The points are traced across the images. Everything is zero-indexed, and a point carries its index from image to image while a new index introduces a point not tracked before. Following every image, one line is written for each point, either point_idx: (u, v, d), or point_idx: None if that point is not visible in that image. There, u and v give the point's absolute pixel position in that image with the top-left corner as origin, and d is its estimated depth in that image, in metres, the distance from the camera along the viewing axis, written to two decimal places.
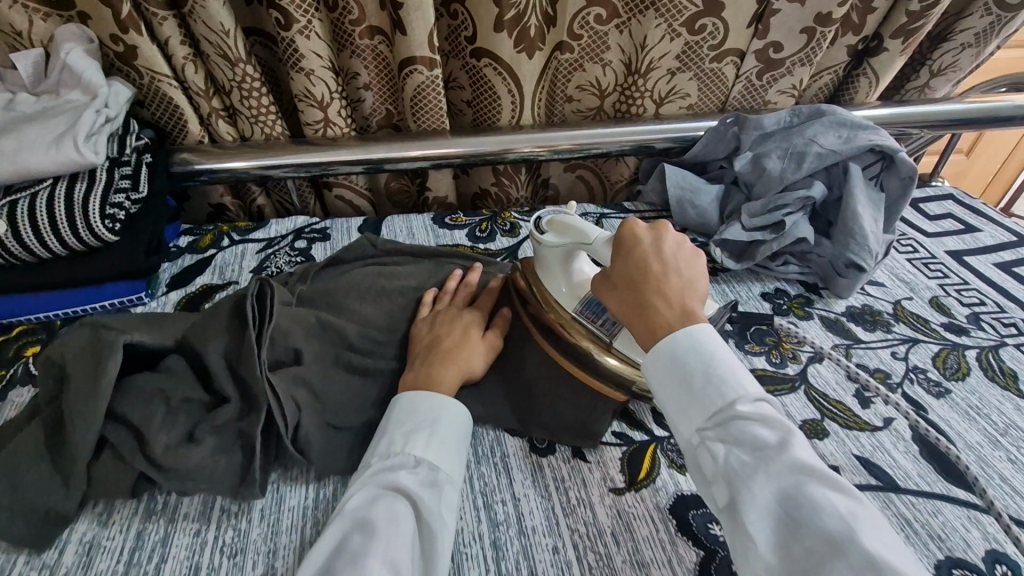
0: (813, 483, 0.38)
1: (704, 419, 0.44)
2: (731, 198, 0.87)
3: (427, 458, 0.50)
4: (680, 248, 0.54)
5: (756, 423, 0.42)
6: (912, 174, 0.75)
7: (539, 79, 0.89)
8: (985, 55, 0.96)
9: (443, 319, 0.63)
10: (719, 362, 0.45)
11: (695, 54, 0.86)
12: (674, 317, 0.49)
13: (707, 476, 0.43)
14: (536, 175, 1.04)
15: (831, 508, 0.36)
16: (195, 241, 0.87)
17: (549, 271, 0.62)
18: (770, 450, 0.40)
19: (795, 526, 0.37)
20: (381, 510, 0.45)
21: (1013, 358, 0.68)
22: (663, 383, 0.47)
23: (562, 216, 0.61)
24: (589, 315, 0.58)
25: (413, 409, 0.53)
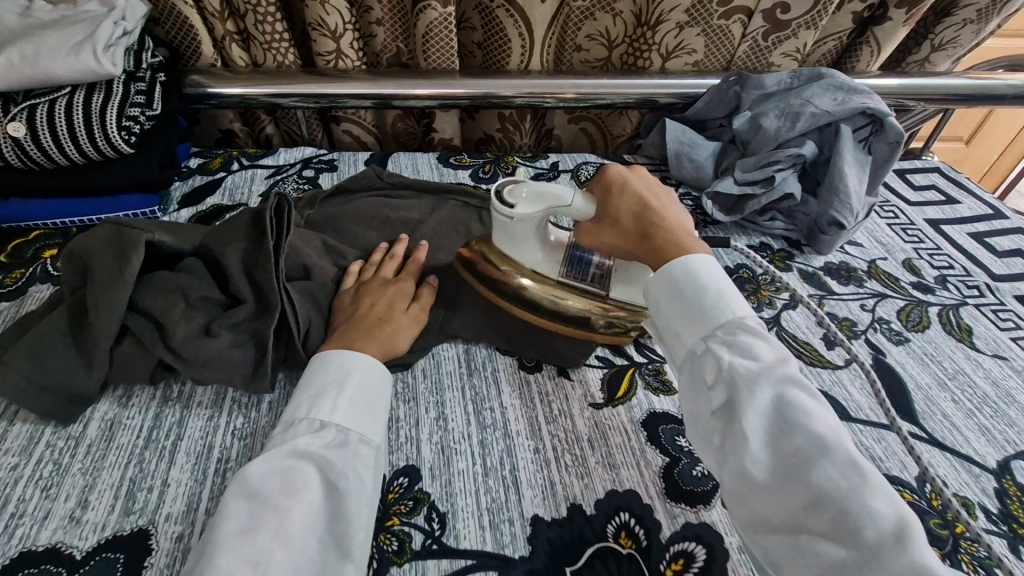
0: (800, 395, 0.45)
1: (711, 329, 0.49)
2: (726, 155, 0.90)
3: (336, 419, 0.50)
4: (660, 185, 0.61)
5: (757, 341, 0.47)
6: (899, 139, 0.78)
7: (549, 25, 0.90)
8: (987, 32, 0.98)
9: (371, 289, 0.62)
10: (724, 288, 0.50)
11: (704, 9, 0.88)
12: (678, 239, 0.55)
13: (707, 378, 0.48)
14: (541, 123, 1.06)
15: (818, 414, 0.43)
16: (205, 163, 0.89)
17: (524, 239, 0.63)
18: (772, 364, 0.46)
19: (788, 427, 0.43)
20: (282, 479, 0.45)
21: (971, 316, 0.73)
22: (670, 296, 0.52)
23: (528, 184, 0.60)
24: (576, 275, 0.63)
25: (322, 372, 0.53)
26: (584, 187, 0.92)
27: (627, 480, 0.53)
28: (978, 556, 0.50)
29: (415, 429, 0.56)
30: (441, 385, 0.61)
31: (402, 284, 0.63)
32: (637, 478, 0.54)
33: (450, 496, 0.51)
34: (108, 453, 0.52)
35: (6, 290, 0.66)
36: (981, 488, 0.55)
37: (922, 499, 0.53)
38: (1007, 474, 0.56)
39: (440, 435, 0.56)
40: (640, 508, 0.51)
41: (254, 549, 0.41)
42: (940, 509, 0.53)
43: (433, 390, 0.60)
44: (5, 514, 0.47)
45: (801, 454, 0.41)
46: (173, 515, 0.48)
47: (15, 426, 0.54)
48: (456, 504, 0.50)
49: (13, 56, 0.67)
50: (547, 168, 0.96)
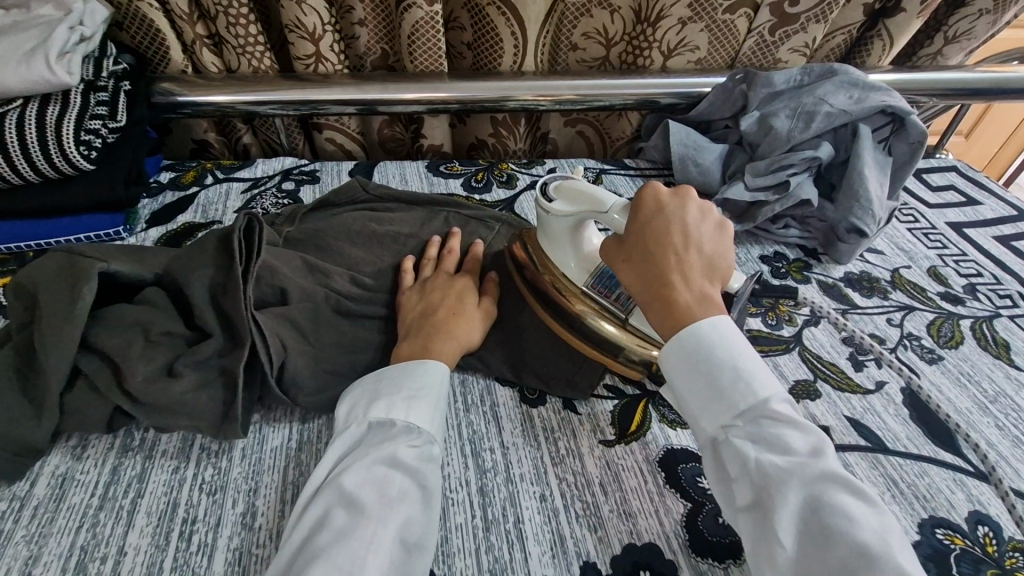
0: (845, 495, 0.37)
1: (732, 416, 0.42)
2: (734, 159, 0.85)
3: (428, 428, 0.48)
4: (703, 220, 0.51)
5: (788, 428, 0.40)
6: (921, 139, 0.73)
7: (544, 23, 0.84)
8: (1003, 23, 0.93)
9: (434, 287, 0.60)
10: (748, 360, 0.43)
11: (709, 3, 0.82)
12: (693, 298, 0.46)
13: (733, 472, 0.41)
14: (536, 127, 1.01)
15: (864, 522, 0.36)
16: (177, 177, 0.83)
17: (558, 242, 0.58)
18: (804, 458, 0.39)
19: (823, 537, 0.36)
20: (378, 488, 0.43)
21: (1007, 329, 0.68)
22: (682, 371, 0.45)
23: (570, 182, 0.57)
24: (600, 291, 0.56)
25: (416, 375, 0.50)
26: None
27: (645, 531, 0.48)
28: None
29: None
30: None
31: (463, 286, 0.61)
32: (657, 529, 0.48)
33: (447, 556, 0.45)
34: (58, 516, 0.46)
35: None
36: None
37: (976, 544, 0.48)
38: None
39: None
40: (662, 565, 0.46)
41: (350, 562, 0.38)
42: (997, 555, 0.47)
43: None
44: None
45: (845, 569, 0.35)
46: None
47: None
48: (453, 566, 0.45)
49: None
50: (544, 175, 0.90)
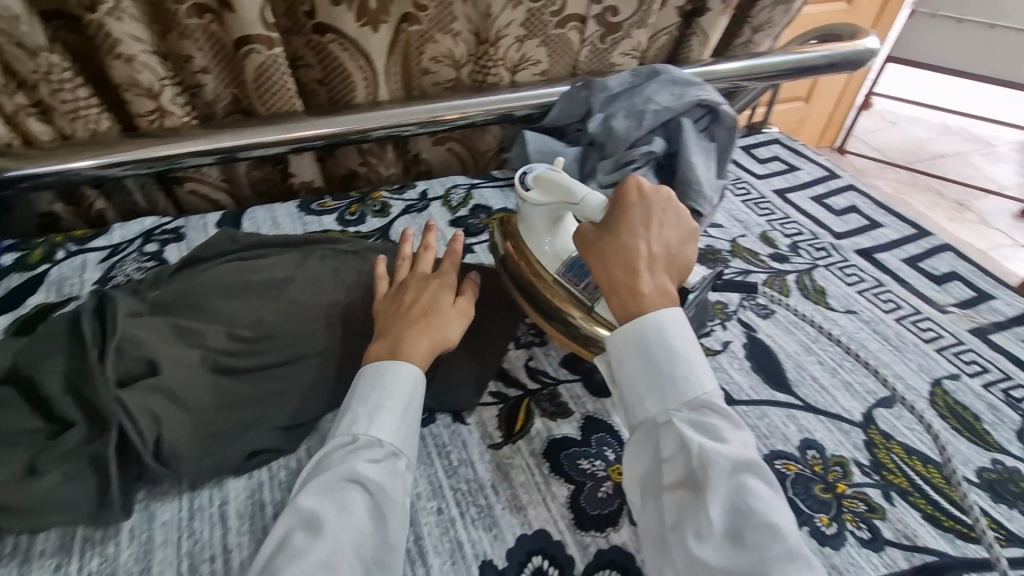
0: (757, 479, 0.46)
1: (677, 405, 0.49)
2: (587, 159, 0.92)
3: (390, 440, 0.51)
4: (675, 224, 0.58)
5: (723, 422, 0.48)
6: (734, 123, 0.84)
7: (390, 53, 0.87)
8: (794, 10, 1.07)
9: (411, 285, 0.63)
10: (688, 360, 0.50)
11: (539, 20, 0.88)
12: (654, 291, 0.53)
13: (668, 451, 0.48)
14: (405, 151, 1.03)
15: (773, 502, 0.44)
16: (22, 258, 0.78)
17: (535, 228, 0.64)
18: (734, 447, 0.47)
19: (744, 512, 0.44)
20: (338, 509, 0.46)
21: (823, 277, 0.79)
22: (634, 357, 0.52)
23: (546, 175, 0.62)
24: (571, 278, 0.61)
25: (381, 382, 0.53)
26: (457, 213, 0.89)
27: (534, 519, 0.52)
28: (858, 510, 0.54)
29: None
30: None
31: (441, 281, 0.63)
32: (545, 515, 0.53)
33: None
34: None
35: None
36: (852, 443, 0.59)
37: (806, 466, 0.57)
38: (872, 425, 0.61)
39: None
40: (552, 547, 0.51)
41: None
42: (822, 472, 0.57)
43: None
44: None
45: (758, 541, 0.43)
46: None
47: None
48: None
49: None
50: (416, 199, 0.92)
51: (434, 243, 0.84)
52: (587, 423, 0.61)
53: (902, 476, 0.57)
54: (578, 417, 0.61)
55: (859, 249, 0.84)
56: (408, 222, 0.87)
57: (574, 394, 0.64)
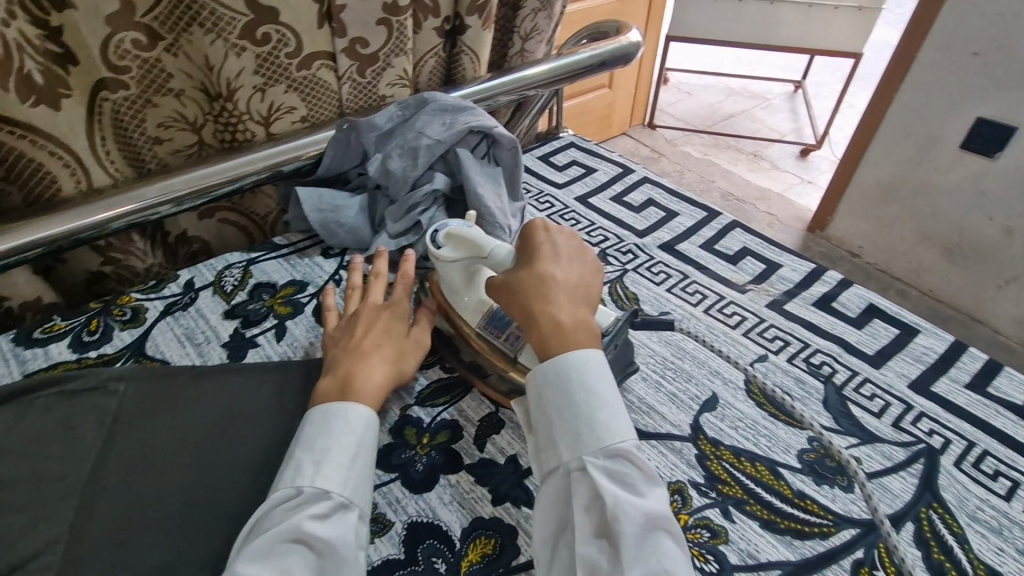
0: (669, 539, 0.44)
1: (594, 451, 0.47)
2: (375, 206, 0.83)
3: (339, 492, 0.47)
4: (581, 259, 0.60)
5: (639, 472, 0.47)
6: (514, 144, 0.79)
7: (92, 129, 0.70)
8: (556, 15, 1.07)
9: (360, 317, 0.62)
10: (608, 404, 0.49)
11: (275, 64, 0.76)
12: (573, 320, 0.53)
13: (583, 503, 0.46)
14: (161, 234, 0.86)
15: (683, 561, 0.43)
16: None
17: (451, 284, 0.64)
18: (649, 501, 0.45)
19: (654, 575, 0.42)
20: (279, 571, 0.43)
21: (634, 282, 0.78)
22: (552, 396, 0.50)
23: (455, 232, 0.62)
24: (493, 331, 0.61)
25: (325, 427, 0.50)
26: (232, 300, 0.75)
27: None
28: (703, 541, 0.51)
29: None
30: None
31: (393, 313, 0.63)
32: None
33: None
34: None
35: None
36: (686, 462, 0.57)
37: None
38: (701, 435, 0.60)
39: None
40: None
41: None
42: (664, 507, 0.54)
43: None
44: None
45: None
46: None
47: None
48: None
49: None
50: (179, 291, 0.76)
51: (207, 346, 0.69)
52: (410, 533, 0.52)
53: (736, 485, 0.55)
54: (400, 529, 0.52)
55: (662, 243, 0.85)
56: (170, 327, 0.71)
57: (392, 499, 0.54)
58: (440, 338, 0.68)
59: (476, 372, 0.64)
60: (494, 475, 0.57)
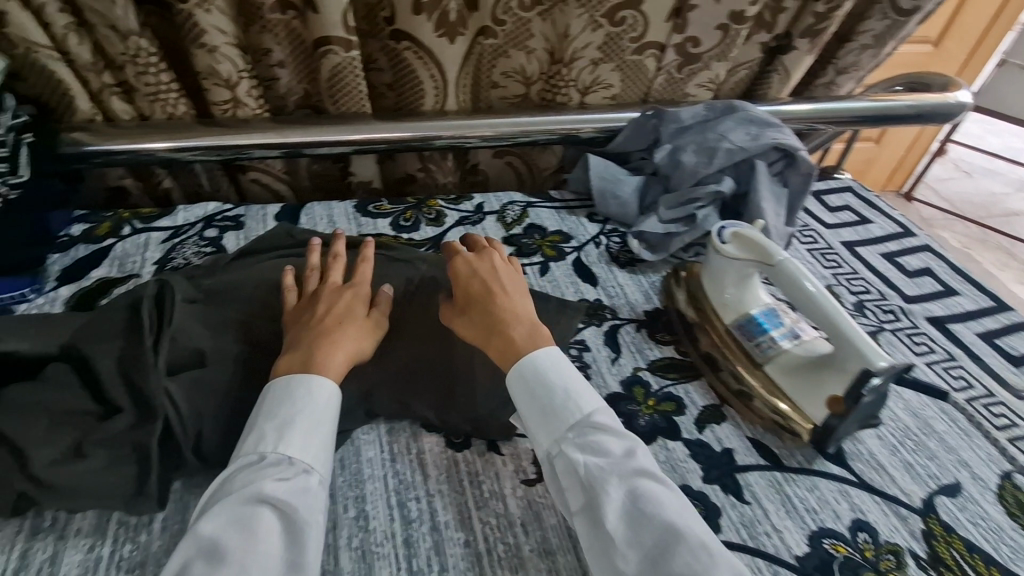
0: (652, 483, 0.48)
1: (564, 430, 0.52)
2: (650, 190, 0.90)
3: (301, 458, 0.48)
4: (513, 276, 0.65)
5: (606, 436, 0.51)
6: (811, 171, 0.81)
7: (462, 66, 0.86)
8: (884, 55, 1.02)
9: (322, 298, 0.60)
10: (562, 386, 0.54)
11: (616, 45, 0.86)
12: (524, 335, 0.58)
13: (566, 481, 0.50)
14: (464, 160, 1.03)
15: (669, 502, 0.47)
16: (91, 229, 0.80)
17: (718, 277, 0.69)
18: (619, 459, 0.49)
19: (639, 519, 0.46)
20: (239, 529, 0.43)
21: (890, 343, 0.75)
22: (528, 405, 0.54)
23: (746, 232, 0.66)
24: (742, 331, 0.67)
25: (286, 400, 0.50)
26: (510, 230, 0.88)
27: (563, 567, 0.51)
28: None
29: (331, 534, 0.51)
30: (360, 475, 0.56)
31: (354, 295, 0.61)
32: (575, 564, 0.51)
33: None
34: None
35: None
36: (908, 530, 0.55)
37: (856, 550, 0.53)
38: (932, 514, 0.57)
39: (361, 538, 0.51)
40: None
41: None
42: (873, 559, 0.53)
43: (351, 483, 0.55)
44: None
45: (657, 542, 0.45)
46: None
47: None
48: None
49: None
50: (472, 211, 0.91)
51: None
52: None
53: None
54: None
55: (931, 317, 0.79)
56: (461, 235, 0.86)
57: None
58: (682, 322, 0.73)
59: (710, 364, 0.68)
60: (710, 462, 0.60)
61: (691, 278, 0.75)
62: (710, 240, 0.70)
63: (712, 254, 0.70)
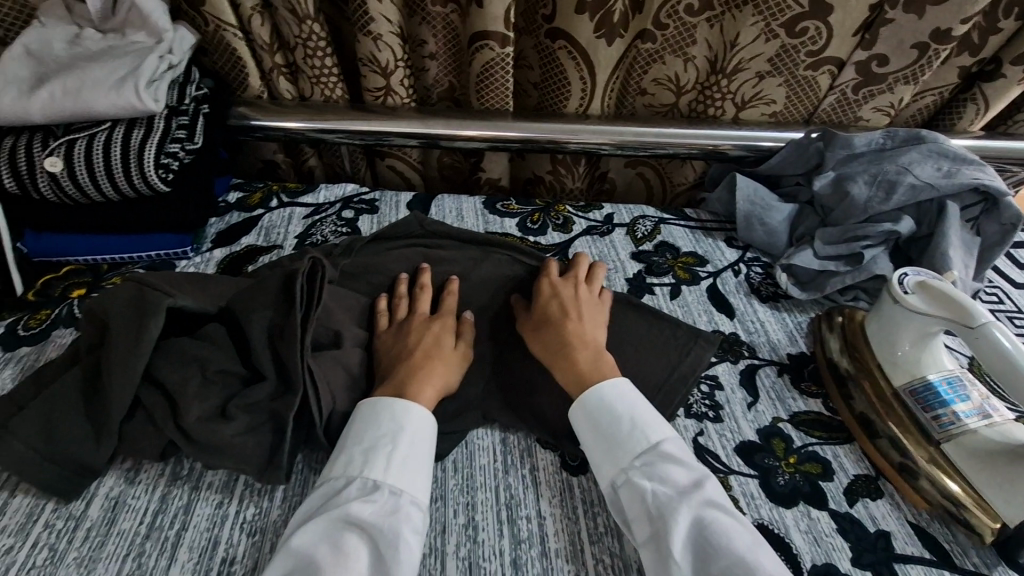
0: (722, 516, 0.45)
1: (630, 458, 0.50)
2: (803, 221, 0.81)
3: (389, 481, 0.47)
4: (588, 300, 0.63)
5: (671, 463, 0.49)
6: (1016, 221, 0.69)
7: (613, 70, 0.82)
8: None
9: (413, 328, 0.60)
10: (629, 415, 0.52)
11: (789, 59, 0.79)
12: (596, 367, 0.56)
13: (631, 512, 0.48)
14: (595, 167, 0.99)
15: (739, 537, 0.43)
16: (245, 198, 0.86)
17: (890, 330, 0.61)
18: (685, 487, 0.47)
19: (706, 551, 0.43)
20: (331, 552, 0.42)
21: None
22: (593, 429, 0.52)
23: (935, 282, 0.58)
24: (915, 397, 0.58)
25: (373, 422, 0.51)
26: (641, 245, 0.83)
27: None
28: None
29: (440, 538, 0.50)
30: (473, 482, 0.54)
31: (442, 326, 0.60)
32: None
33: None
34: (109, 542, 0.48)
35: (29, 335, 0.64)
36: None
37: None
38: None
39: (468, 549, 0.49)
40: None
41: None
42: None
43: (462, 489, 0.54)
44: None
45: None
46: None
47: (16, 499, 0.50)
48: None
49: (57, 90, 0.65)
50: (600, 221, 0.88)
51: (612, 273, 0.78)
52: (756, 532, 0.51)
53: None
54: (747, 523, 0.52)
55: None
56: (588, 245, 0.83)
57: (749, 493, 0.54)
58: (833, 373, 0.64)
59: (864, 428, 0.59)
60: (861, 543, 0.51)
61: (850, 327, 0.66)
62: (888, 287, 0.62)
63: (887, 303, 0.62)
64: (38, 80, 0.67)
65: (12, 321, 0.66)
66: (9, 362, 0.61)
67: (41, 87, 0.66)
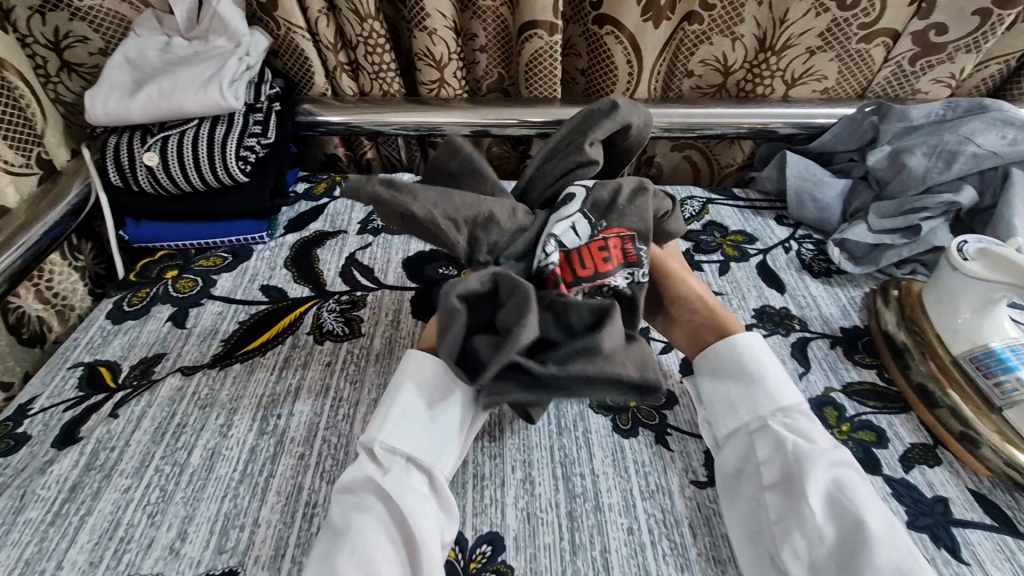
0: (858, 483, 0.47)
1: (772, 408, 0.52)
2: (856, 197, 0.80)
3: (366, 427, 0.51)
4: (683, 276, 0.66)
5: (814, 427, 0.51)
6: None
7: (660, 53, 0.84)
8: None
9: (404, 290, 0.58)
10: (775, 371, 0.54)
11: (841, 32, 0.79)
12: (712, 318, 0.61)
13: (764, 455, 0.50)
14: (641, 152, 1.00)
15: (874, 504, 0.45)
16: (311, 188, 0.93)
17: (949, 299, 0.60)
18: (828, 449, 0.49)
19: (841, 510, 0.45)
20: (330, 504, 0.47)
21: None
22: (730, 371, 0.55)
23: (997, 248, 0.57)
24: (980, 365, 0.57)
25: None
26: (688, 225, 0.84)
27: None
28: None
29: (500, 491, 0.53)
30: (529, 443, 0.57)
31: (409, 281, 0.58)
32: None
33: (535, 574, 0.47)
34: (207, 484, 0.54)
35: (133, 310, 0.72)
36: None
37: None
38: None
39: (526, 501, 0.52)
40: None
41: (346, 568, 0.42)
42: None
43: (519, 448, 0.57)
44: (115, 538, 0.50)
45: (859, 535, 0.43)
46: (261, 560, 0.48)
47: (129, 447, 0.57)
48: None
49: (153, 91, 0.73)
50: None
51: None
52: None
53: None
54: None
55: None
56: None
57: None
58: (889, 345, 0.64)
59: (923, 398, 0.59)
60: (918, 508, 0.51)
61: (908, 299, 0.65)
62: (946, 257, 0.62)
63: (945, 272, 0.61)
64: (136, 84, 0.75)
65: (117, 298, 0.74)
66: (116, 334, 0.69)
67: (141, 90, 0.74)
